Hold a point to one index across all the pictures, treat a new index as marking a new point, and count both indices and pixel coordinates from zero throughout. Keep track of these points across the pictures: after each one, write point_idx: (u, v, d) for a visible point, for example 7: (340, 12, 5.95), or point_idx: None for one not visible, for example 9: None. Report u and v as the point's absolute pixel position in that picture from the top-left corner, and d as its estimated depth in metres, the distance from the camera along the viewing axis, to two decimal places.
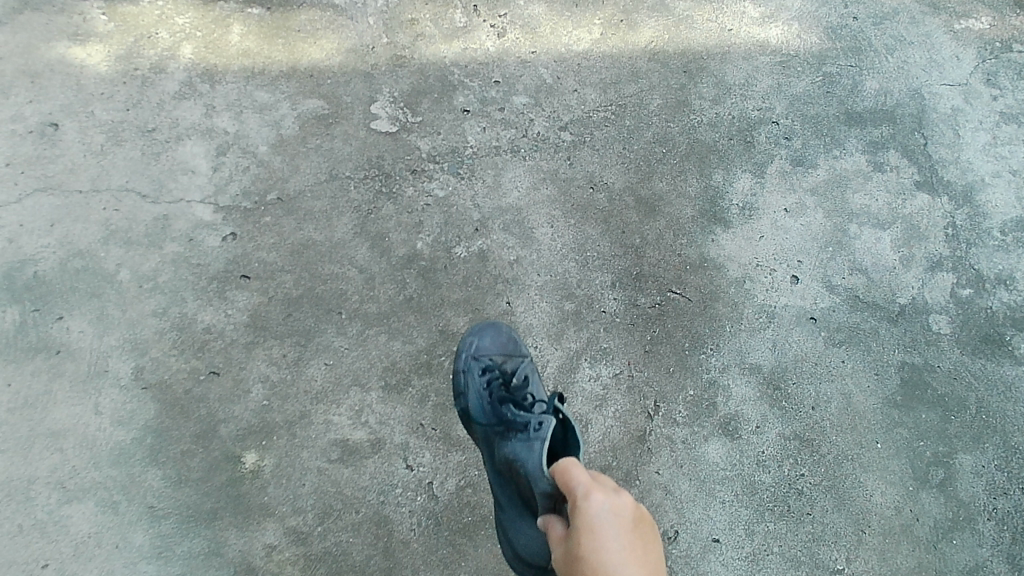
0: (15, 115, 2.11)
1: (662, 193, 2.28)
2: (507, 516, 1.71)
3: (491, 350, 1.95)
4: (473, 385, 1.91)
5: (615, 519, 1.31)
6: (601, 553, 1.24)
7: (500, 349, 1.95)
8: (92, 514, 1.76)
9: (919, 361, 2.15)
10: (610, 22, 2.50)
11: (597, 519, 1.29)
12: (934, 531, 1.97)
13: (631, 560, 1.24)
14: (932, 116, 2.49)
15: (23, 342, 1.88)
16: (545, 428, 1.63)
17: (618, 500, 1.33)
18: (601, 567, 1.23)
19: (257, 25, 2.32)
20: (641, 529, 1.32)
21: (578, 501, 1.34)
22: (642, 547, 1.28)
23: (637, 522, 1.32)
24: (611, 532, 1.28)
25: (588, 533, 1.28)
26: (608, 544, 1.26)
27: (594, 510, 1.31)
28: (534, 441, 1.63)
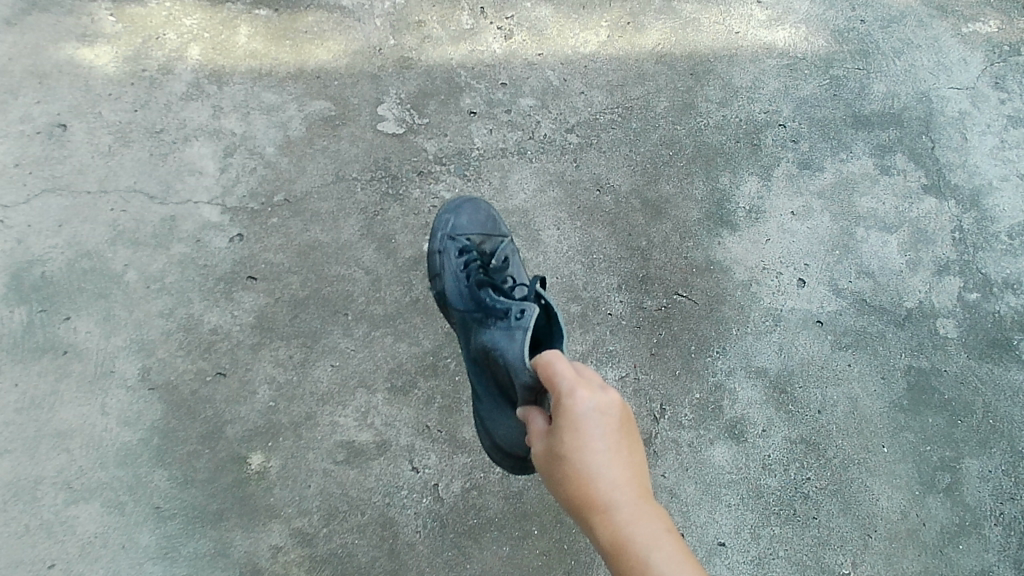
0: (23, 115, 2.12)
1: (668, 196, 2.28)
2: (485, 406, 1.77)
3: (468, 232, 2.05)
4: (450, 267, 1.98)
5: (602, 418, 1.24)
6: (585, 457, 1.20)
7: (477, 232, 2.06)
8: (99, 514, 1.76)
9: (926, 365, 2.14)
10: (617, 25, 2.51)
11: (581, 420, 1.23)
12: (941, 536, 1.97)
13: (616, 463, 1.20)
14: (940, 120, 2.49)
15: (30, 343, 1.88)
16: (527, 317, 1.59)
17: (604, 399, 1.25)
18: (586, 471, 1.20)
19: (265, 26, 2.32)
20: (627, 425, 1.26)
21: (561, 400, 1.26)
22: (627, 447, 1.23)
23: (625, 418, 1.25)
24: (595, 432, 1.22)
25: (572, 431, 1.23)
26: (592, 447, 1.21)
27: (578, 410, 1.23)
28: (515, 331, 1.61)
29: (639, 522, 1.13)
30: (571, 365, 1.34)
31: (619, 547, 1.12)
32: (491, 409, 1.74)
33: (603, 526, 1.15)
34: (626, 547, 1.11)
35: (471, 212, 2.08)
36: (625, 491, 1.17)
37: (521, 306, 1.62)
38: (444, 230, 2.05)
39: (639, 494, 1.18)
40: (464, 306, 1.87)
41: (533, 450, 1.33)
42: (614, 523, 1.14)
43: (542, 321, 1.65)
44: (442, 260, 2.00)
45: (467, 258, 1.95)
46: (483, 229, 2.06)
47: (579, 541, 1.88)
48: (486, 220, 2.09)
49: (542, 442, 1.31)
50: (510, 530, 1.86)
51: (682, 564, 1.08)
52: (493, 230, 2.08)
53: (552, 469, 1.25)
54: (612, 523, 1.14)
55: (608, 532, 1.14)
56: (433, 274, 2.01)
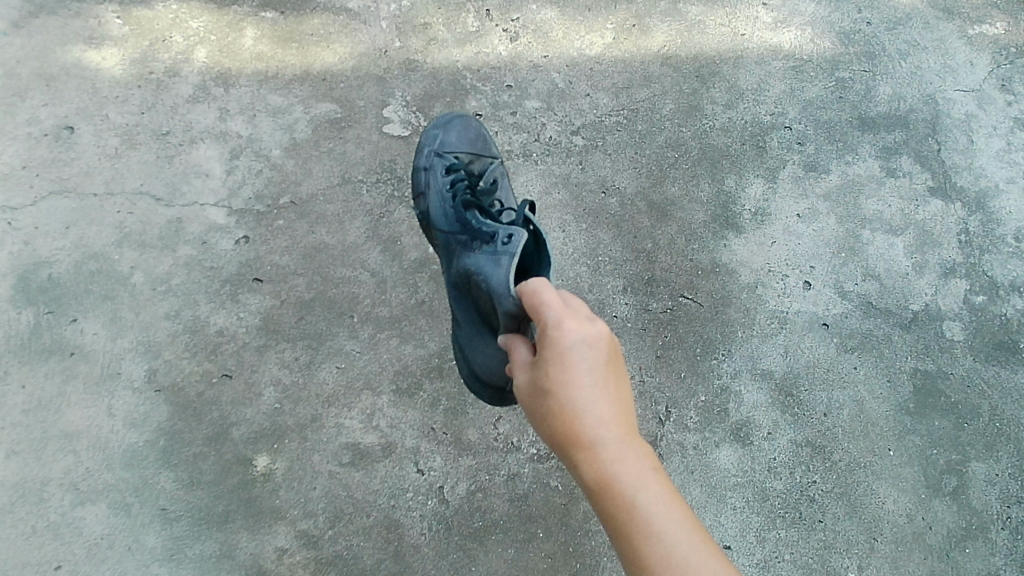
0: (30, 117, 2.12)
1: (674, 199, 2.28)
2: (464, 332, 1.76)
3: (456, 152, 2.06)
4: (436, 187, 1.98)
5: (590, 350, 1.19)
6: (572, 391, 1.16)
7: (465, 151, 2.10)
8: (105, 516, 1.77)
9: (932, 367, 2.14)
10: (622, 27, 2.51)
11: (569, 352, 1.18)
12: (947, 539, 1.96)
13: (604, 399, 1.16)
14: (946, 122, 2.48)
15: (37, 344, 1.89)
16: (514, 243, 1.53)
17: (593, 331, 1.19)
18: (571, 407, 1.15)
19: (271, 29, 2.33)
20: (615, 359, 1.21)
21: (547, 330, 1.20)
22: (615, 383, 1.19)
23: (612, 350, 1.21)
24: (582, 366, 1.17)
25: (559, 365, 1.18)
26: (579, 382, 1.16)
27: (565, 341, 1.18)
28: (501, 256, 1.54)
29: (626, 461, 1.10)
30: (557, 293, 1.27)
31: (605, 487, 1.09)
32: (464, 324, 1.75)
33: (588, 464, 1.12)
34: (613, 489, 1.08)
35: (460, 131, 2.13)
36: (612, 429, 1.14)
37: (509, 230, 1.56)
38: (432, 146, 2.09)
39: (626, 431, 1.15)
40: (448, 228, 1.87)
41: (515, 381, 1.28)
42: (599, 462, 1.11)
43: (531, 247, 1.58)
44: (427, 176, 2.03)
45: (452, 175, 1.97)
46: (471, 149, 2.11)
47: (584, 543, 1.88)
48: (474, 140, 2.13)
49: (525, 374, 1.26)
50: (515, 532, 1.86)
51: (670, 507, 1.06)
52: (480, 150, 2.13)
53: (535, 402, 1.21)
54: (597, 462, 1.11)
55: (593, 471, 1.10)
56: (418, 191, 2.04)
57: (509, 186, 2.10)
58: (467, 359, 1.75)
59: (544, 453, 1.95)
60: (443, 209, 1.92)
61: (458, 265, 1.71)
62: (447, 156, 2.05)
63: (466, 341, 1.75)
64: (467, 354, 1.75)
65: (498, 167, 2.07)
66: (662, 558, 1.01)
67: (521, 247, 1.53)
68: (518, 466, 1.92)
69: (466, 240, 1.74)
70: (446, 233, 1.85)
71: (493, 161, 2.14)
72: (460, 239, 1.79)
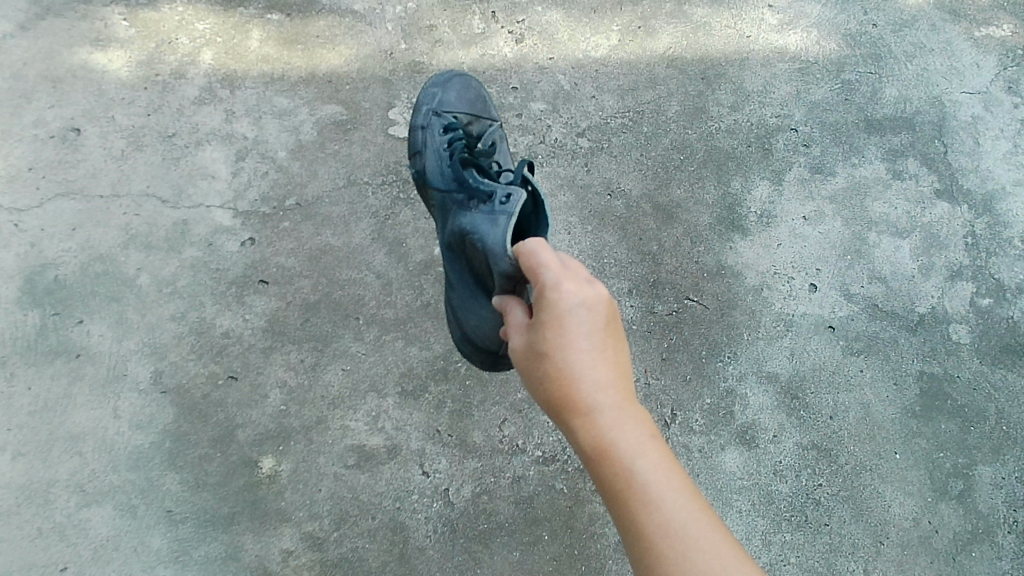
0: (37, 119, 2.13)
1: (679, 201, 2.27)
2: (456, 293, 1.78)
3: (455, 111, 2.10)
4: (434, 147, 2.01)
5: (589, 313, 1.19)
6: (570, 355, 1.17)
7: (464, 111, 2.12)
8: (111, 517, 1.77)
9: (938, 371, 2.13)
10: (628, 29, 2.51)
11: (568, 315, 1.18)
12: (953, 543, 1.96)
13: (602, 364, 1.17)
14: (952, 124, 2.48)
15: (44, 346, 1.89)
16: (512, 203, 1.53)
17: (592, 294, 1.20)
18: (569, 370, 1.16)
19: (277, 31, 2.33)
20: (613, 322, 1.22)
21: (545, 292, 1.20)
22: (613, 348, 1.20)
23: (611, 314, 1.21)
24: (581, 330, 1.18)
25: (557, 327, 1.19)
26: (577, 346, 1.17)
27: (564, 303, 1.18)
28: (498, 216, 1.55)
29: (623, 428, 1.11)
30: (555, 254, 1.27)
31: (602, 453, 1.10)
32: (456, 280, 1.77)
33: (585, 429, 1.13)
34: (610, 455, 1.09)
35: (459, 91, 2.15)
36: (609, 394, 1.15)
37: (508, 190, 1.56)
38: (430, 105, 2.11)
39: (623, 397, 1.16)
40: (445, 187, 1.89)
41: (511, 344, 1.29)
42: (597, 428, 1.12)
43: (529, 208, 1.57)
44: (425, 135, 2.05)
45: (450, 135, 1.99)
46: (470, 110, 2.13)
47: (590, 546, 1.88)
48: (473, 101, 2.16)
49: (521, 338, 1.27)
50: (520, 535, 1.86)
51: (667, 474, 1.07)
52: (479, 111, 2.15)
53: (532, 366, 1.22)
54: (595, 427, 1.12)
55: (591, 437, 1.12)
56: (415, 150, 2.06)
57: (507, 148, 2.15)
58: (458, 315, 1.77)
59: (549, 455, 1.95)
60: (440, 168, 1.94)
61: (453, 224, 1.73)
62: (445, 116, 2.08)
63: (457, 298, 1.78)
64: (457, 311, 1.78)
65: (497, 131, 2.11)
66: (659, 525, 1.02)
67: (519, 207, 1.53)
68: (524, 468, 1.92)
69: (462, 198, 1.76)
70: (442, 191, 1.87)
71: (492, 124, 2.16)
72: (455, 198, 1.81)
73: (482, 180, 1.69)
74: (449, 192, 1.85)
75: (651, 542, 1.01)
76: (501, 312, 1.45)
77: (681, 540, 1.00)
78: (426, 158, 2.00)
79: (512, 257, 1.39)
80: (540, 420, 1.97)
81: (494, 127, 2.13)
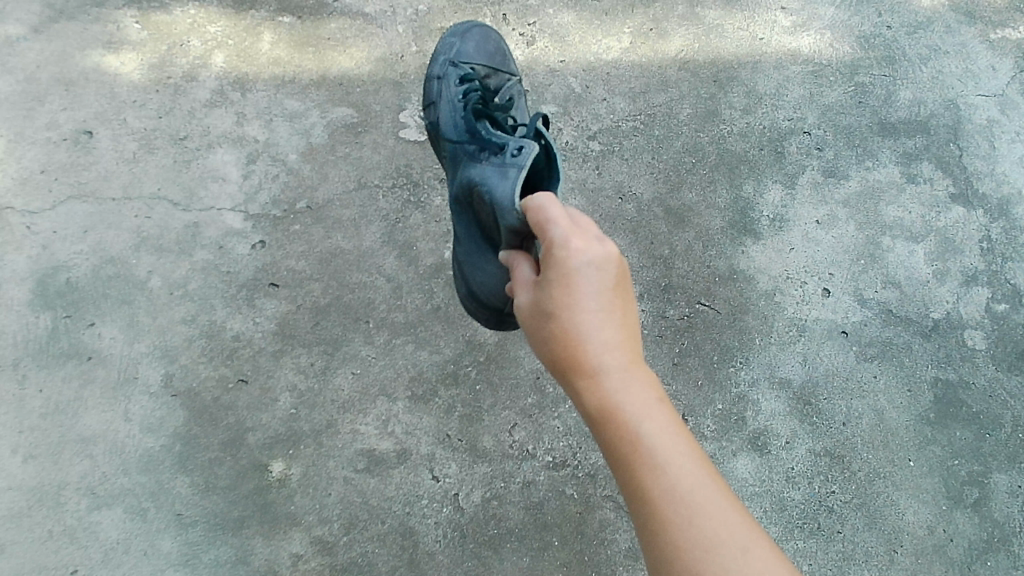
0: (49, 122, 2.13)
1: (691, 205, 2.26)
2: (465, 249, 1.78)
3: (472, 63, 2.10)
4: (447, 95, 2.01)
5: (598, 272, 1.18)
6: (577, 314, 1.16)
7: (481, 64, 2.12)
8: (121, 520, 1.77)
9: (953, 377, 2.11)
10: (639, 31, 2.49)
11: (576, 272, 1.18)
12: (969, 552, 1.94)
13: (608, 324, 1.16)
14: (968, 127, 2.45)
15: (55, 349, 1.90)
16: (524, 155, 1.53)
17: (602, 253, 1.19)
18: (575, 329, 1.16)
19: (288, 33, 2.33)
20: (621, 283, 1.20)
21: (553, 249, 1.20)
22: (620, 308, 1.19)
23: (620, 273, 1.20)
24: (588, 289, 1.17)
25: (565, 286, 1.18)
26: (584, 305, 1.17)
27: (573, 261, 1.18)
28: (509, 169, 1.55)
29: (629, 390, 1.10)
30: (564, 210, 1.27)
31: (606, 413, 1.09)
32: (463, 230, 1.79)
33: (590, 390, 1.12)
34: (614, 414, 1.08)
35: (478, 43, 2.15)
36: (615, 355, 1.14)
37: (520, 143, 1.56)
38: (448, 56, 2.12)
39: (629, 358, 1.15)
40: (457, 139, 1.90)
41: (518, 302, 1.28)
42: (602, 388, 1.11)
43: (541, 161, 1.58)
44: (440, 84, 2.04)
45: (466, 87, 1.99)
46: (487, 63, 2.13)
47: (600, 552, 1.87)
48: (491, 54, 2.16)
49: (527, 297, 1.26)
50: (531, 541, 1.86)
51: (672, 437, 1.06)
52: (497, 65, 2.15)
53: (539, 324, 1.21)
54: (600, 387, 1.11)
55: (595, 397, 1.11)
56: (430, 100, 2.05)
57: (524, 105, 2.14)
58: (464, 265, 1.78)
59: (559, 461, 1.93)
60: (453, 117, 1.93)
61: (463, 177, 1.73)
62: (462, 67, 2.08)
63: (463, 247, 1.79)
64: (464, 260, 1.79)
65: (515, 86, 2.11)
66: (664, 484, 1.01)
67: (531, 159, 1.52)
68: (534, 473, 1.91)
69: (473, 150, 1.77)
70: (453, 141, 1.89)
71: (510, 78, 2.17)
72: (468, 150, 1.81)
73: (494, 132, 1.70)
74: (460, 143, 1.85)
75: (657, 504, 1.00)
76: (509, 267, 1.44)
77: (686, 500, 1.00)
78: (441, 107, 2.00)
79: (518, 211, 1.39)
80: (551, 425, 1.96)
81: (512, 81, 2.13)
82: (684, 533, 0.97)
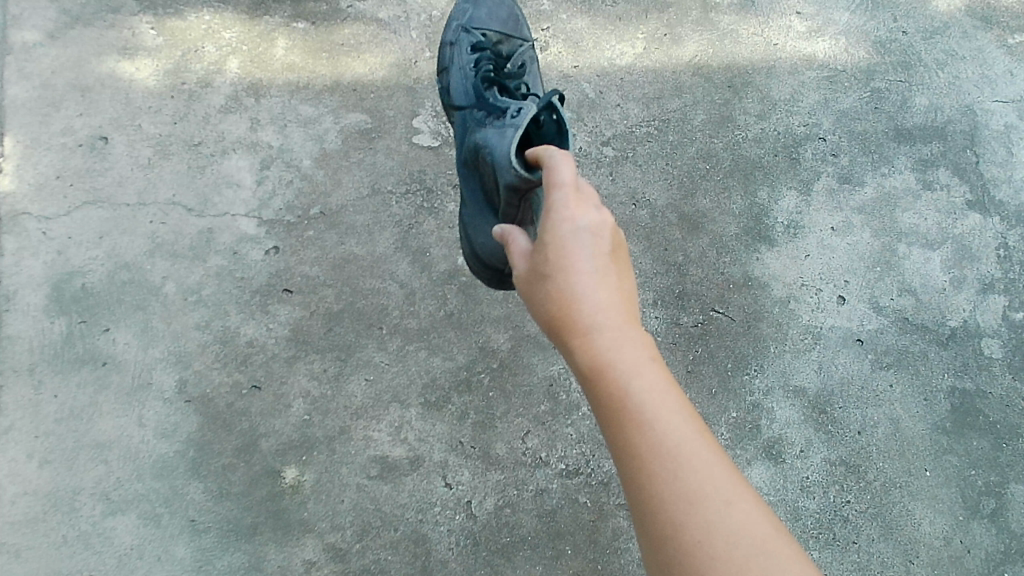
0: (65, 127, 2.14)
1: (705, 211, 2.25)
2: (469, 210, 1.80)
3: (486, 28, 2.10)
4: (460, 62, 2.02)
5: (593, 237, 1.18)
6: (570, 275, 1.15)
7: (495, 30, 2.12)
8: (135, 526, 1.78)
9: (970, 386, 2.10)
10: (653, 37, 2.49)
11: (571, 236, 1.17)
12: (985, 564, 1.92)
13: (602, 284, 1.14)
14: (984, 133, 2.44)
15: (70, 354, 1.90)
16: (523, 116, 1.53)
17: (598, 219, 1.19)
18: (568, 290, 1.14)
19: (303, 39, 2.34)
20: (618, 250, 1.19)
21: (550, 215, 1.20)
22: (615, 270, 1.17)
23: (616, 240, 1.19)
24: (583, 252, 1.16)
25: (559, 249, 1.17)
26: (578, 267, 1.15)
27: (569, 226, 1.18)
28: (509, 130, 1.55)
29: (622, 347, 1.08)
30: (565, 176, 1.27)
31: (598, 371, 1.06)
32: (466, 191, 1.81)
33: (582, 349, 1.09)
34: (605, 371, 1.06)
35: (491, 8, 2.14)
36: (609, 314, 1.11)
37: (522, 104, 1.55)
38: (461, 21, 2.11)
39: (625, 318, 1.12)
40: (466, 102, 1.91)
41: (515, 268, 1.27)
42: (593, 346, 1.08)
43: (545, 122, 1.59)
44: (452, 51, 2.06)
45: (478, 54, 2.01)
46: (502, 28, 2.12)
47: (614, 561, 1.86)
48: (505, 20, 2.15)
49: (524, 263, 1.24)
50: (544, 549, 1.85)
51: (663, 394, 1.03)
52: (511, 31, 2.14)
53: (534, 288, 1.20)
54: (591, 343, 1.09)
55: (586, 355, 1.09)
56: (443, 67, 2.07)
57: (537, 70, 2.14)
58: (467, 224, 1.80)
59: (573, 469, 1.93)
60: (465, 85, 1.95)
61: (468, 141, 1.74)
62: (474, 32, 2.08)
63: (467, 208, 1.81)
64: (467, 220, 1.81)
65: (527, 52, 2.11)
66: (651, 440, 0.99)
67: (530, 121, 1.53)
68: (547, 481, 1.91)
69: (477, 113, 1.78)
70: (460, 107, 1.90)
71: (524, 44, 2.16)
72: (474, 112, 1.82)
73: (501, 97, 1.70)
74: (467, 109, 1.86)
75: (644, 460, 0.98)
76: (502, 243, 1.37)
77: (674, 455, 0.97)
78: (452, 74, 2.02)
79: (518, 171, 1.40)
80: (564, 432, 1.96)
81: (525, 47, 2.13)
82: (670, 487, 0.95)
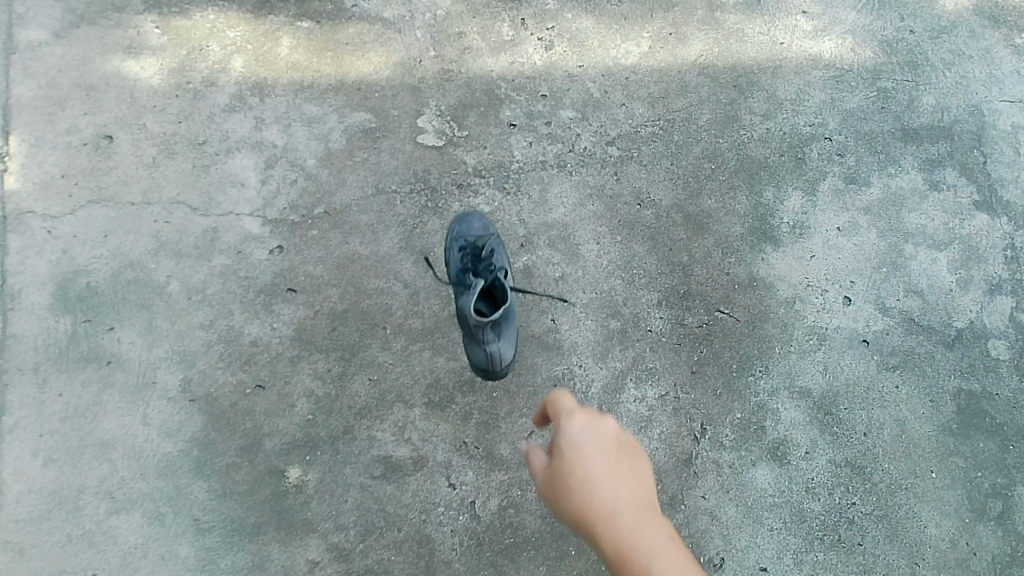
0: (70, 126, 2.14)
1: (710, 211, 2.24)
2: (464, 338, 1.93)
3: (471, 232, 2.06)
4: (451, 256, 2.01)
5: (602, 440, 1.08)
6: (584, 473, 1.04)
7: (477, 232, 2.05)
8: (139, 525, 1.78)
9: (976, 388, 2.09)
10: (658, 36, 2.48)
11: (580, 440, 1.07)
12: (991, 566, 1.91)
13: (619, 486, 1.03)
14: (992, 133, 2.42)
15: (75, 353, 1.90)
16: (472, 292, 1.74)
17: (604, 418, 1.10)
18: (584, 489, 1.03)
19: (307, 38, 2.33)
20: (631, 447, 1.09)
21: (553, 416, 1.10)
22: (630, 471, 1.06)
23: (627, 442, 1.10)
24: (593, 453, 1.06)
25: (568, 453, 1.07)
26: (592, 470, 1.04)
27: (574, 429, 1.08)
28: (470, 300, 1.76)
29: (646, 534, 0.96)
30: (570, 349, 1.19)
31: (624, 559, 0.94)
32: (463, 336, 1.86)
33: (605, 537, 0.98)
34: (629, 557, 0.93)
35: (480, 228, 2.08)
36: (628, 506, 1.01)
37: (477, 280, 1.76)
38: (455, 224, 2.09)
39: (646, 508, 1.02)
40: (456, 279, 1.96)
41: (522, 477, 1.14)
42: (615, 533, 0.97)
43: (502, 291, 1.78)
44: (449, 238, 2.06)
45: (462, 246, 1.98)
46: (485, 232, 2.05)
47: None
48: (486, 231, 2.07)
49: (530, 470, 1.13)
50: (548, 549, 1.84)
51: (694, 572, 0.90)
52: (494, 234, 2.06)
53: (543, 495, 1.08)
54: (614, 536, 0.97)
55: (610, 544, 0.97)
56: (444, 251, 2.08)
57: (506, 257, 1.99)
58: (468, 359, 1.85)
59: None
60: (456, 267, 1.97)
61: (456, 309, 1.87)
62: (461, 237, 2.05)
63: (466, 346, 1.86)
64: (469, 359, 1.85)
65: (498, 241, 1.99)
66: None
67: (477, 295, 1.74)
68: None
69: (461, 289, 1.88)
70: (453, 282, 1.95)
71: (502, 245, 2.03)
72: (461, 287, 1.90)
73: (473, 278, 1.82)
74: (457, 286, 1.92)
75: None
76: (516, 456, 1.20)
77: None
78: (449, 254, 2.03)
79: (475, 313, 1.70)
80: None
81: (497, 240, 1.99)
82: None
